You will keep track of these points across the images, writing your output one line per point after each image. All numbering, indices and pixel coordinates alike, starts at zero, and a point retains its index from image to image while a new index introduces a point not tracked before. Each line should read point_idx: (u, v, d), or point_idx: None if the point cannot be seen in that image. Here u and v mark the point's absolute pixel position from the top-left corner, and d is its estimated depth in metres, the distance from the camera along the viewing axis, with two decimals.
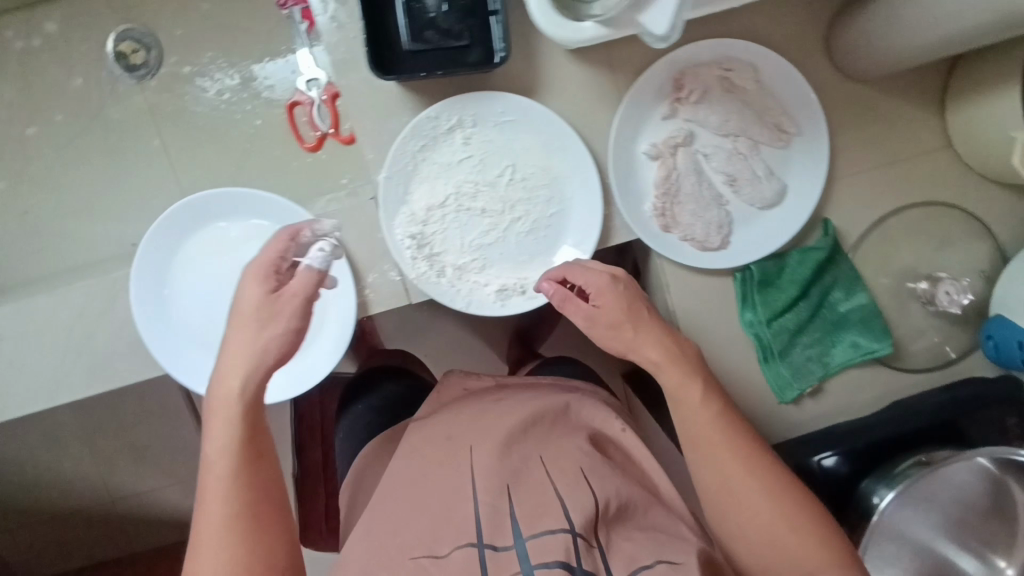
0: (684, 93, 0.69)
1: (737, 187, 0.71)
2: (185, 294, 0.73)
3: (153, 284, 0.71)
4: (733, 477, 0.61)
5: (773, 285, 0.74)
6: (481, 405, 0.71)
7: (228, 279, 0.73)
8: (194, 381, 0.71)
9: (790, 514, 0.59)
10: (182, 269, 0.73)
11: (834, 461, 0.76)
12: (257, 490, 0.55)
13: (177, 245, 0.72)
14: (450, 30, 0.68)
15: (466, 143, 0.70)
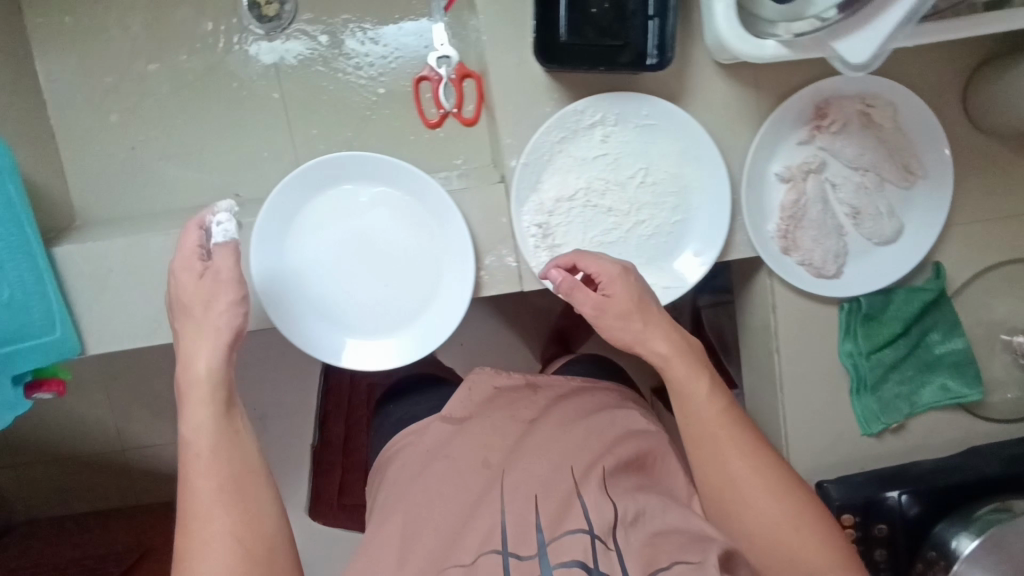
0: (825, 122, 0.70)
1: (858, 220, 0.73)
2: (303, 253, 0.72)
3: (274, 239, 0.71)
4: (747, 493, 0.61)
5: (877, 319, 0.76)
6: (506, 419, 0.70)
7: (347, 243, 0.73)
8: (301, 341, 0.71)
9: (802, 528, 0.59)
10: (303, 228, 0.72)
11: (909, 503, 0.75)
12: (234, 464, 0.58)
13: (300, 202, 0.72)
14: (607, 27, 0.68)
15: (604, 140, 0.70)
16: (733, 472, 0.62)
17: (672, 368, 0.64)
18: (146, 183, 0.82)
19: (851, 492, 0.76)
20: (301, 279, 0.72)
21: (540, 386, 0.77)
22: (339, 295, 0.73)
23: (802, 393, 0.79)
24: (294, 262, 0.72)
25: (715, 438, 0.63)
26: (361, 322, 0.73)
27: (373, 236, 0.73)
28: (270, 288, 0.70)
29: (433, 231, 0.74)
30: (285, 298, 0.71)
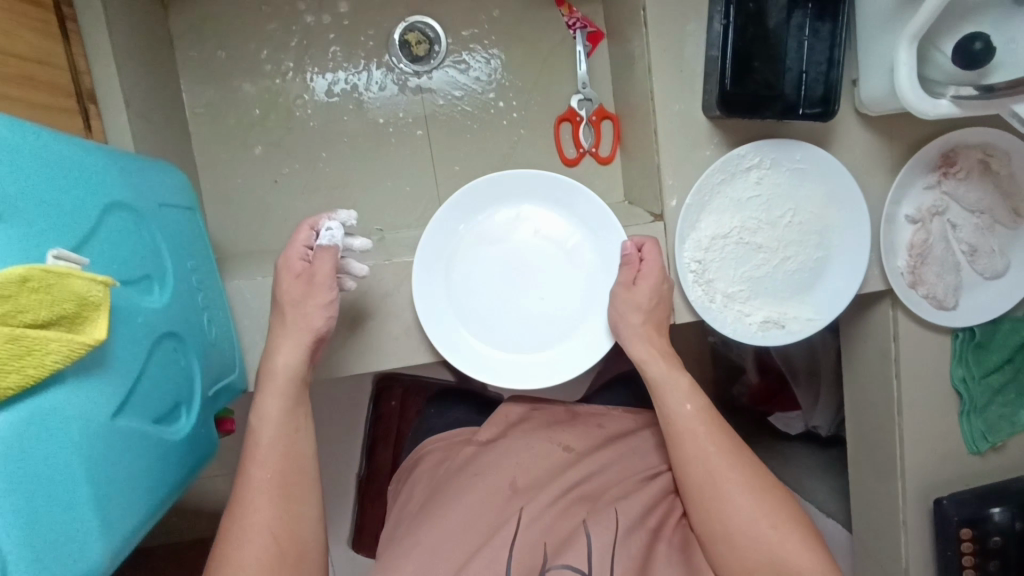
0: (951, 169, 0.78)
1: (973, 258, 0.80)
2: (460, 274, 0.75)
3: (433, 260, 0.73)
4: (729, 486, 0.63)
5: (984, 347, 0.83)
6: (541, 447, 0.77)
7: (500, 261, 0.76)
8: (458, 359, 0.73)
9: (777, 525, 0.61)
10: (460, 248, 0.75)
11: (1010, 518, 0.81)
12: (287, 459, 0.62)
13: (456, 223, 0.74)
14: (765, 81, 0.73)
15: (758, 182, 0.76)
16: (722, 500, 0.63)
17: (654, 364, 0.69)
18: (285, 215, 0.81)
19: (956, 507, 0.83)
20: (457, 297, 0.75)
21: (580, 416, 0.84)
22: (493, 312, 0.75)
23: (918, 415, 0.85)
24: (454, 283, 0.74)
25: (703, 461, 0.65)
26: (515, 340, 0.75)
27: (522, 254, 0.76)
28: (431, 312, 0.72)
29: (580, 245, 0.77)
30: (441, 321, 0.73)
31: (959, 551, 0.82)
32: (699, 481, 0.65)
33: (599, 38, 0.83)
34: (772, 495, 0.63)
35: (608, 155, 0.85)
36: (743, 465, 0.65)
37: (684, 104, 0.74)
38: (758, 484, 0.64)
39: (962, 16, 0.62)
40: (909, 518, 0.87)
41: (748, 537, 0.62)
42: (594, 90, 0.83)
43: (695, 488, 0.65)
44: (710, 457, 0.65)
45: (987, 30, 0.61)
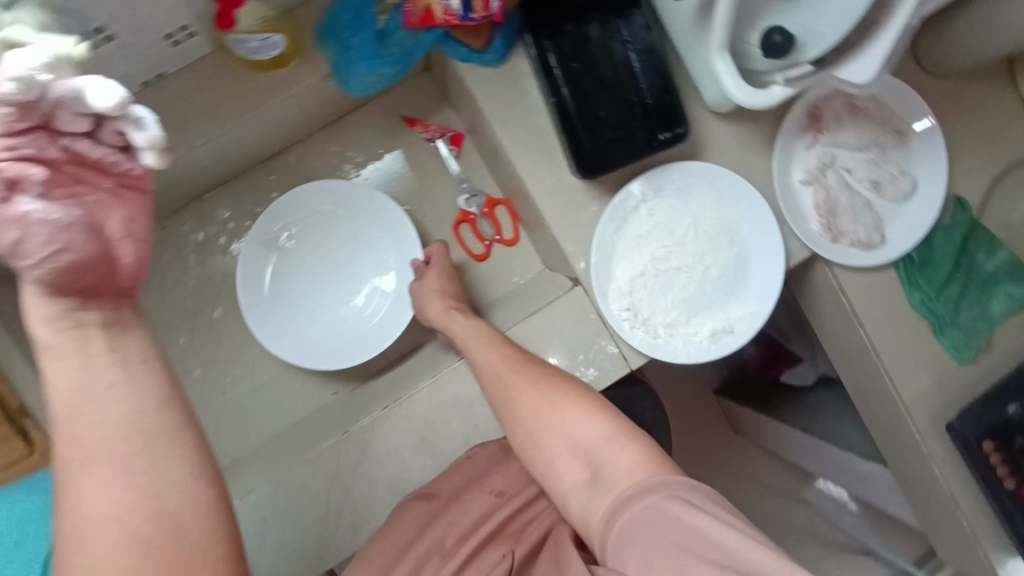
0: (820, 124, 0.80)
1: (880, 190, 0.81)
2: (276, 273, 0.84)
3: (249, 267, 0.83)
4: (519, 403, 0.63)
5: (929, 264, 0.85)
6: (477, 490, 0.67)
7: (309, 257, 0.86)
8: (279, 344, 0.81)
9: (558, 406, 0.61)
10: (272, 254, 0.84)
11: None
12: (112, 430, 0.43)
13: (262, 234, 0.83)
14: (618, 123, 0.76)
15: (650, 214, 0.78)
16: (525, 411, 0.62)
17: (456, 327, 0.74)
18: (248, 421, 0.84)
19: (972, 422, 0.83)
20: (276, 288, 0.84)
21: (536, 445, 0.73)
22: (309, 300, 0.86)
23: (896, 353, 0.85)
24: (278, 280, 0.85)
25: (501, 382, 0.65)
26: (331, 322, 0.85)
27: (326, 249, 0.87)
28: (254, 309, 0.82)
29: (375, 232, 0.86)
30: (261, 312, 0.82)
31: (990, 464, 0.82)
32: (506, 404, 0.64)
33: (462, 136, 0.86)
34: (563, 388, 0.63)
35: (513, 236, 0.87)
36: (539, 373, 0.64)
37: (553, 174, 0.76)
38: (550, 385, 0.63)
39: (752, 14, 0.66)
40: (931, 449, 0.87)
41: (554, 438, 0.60)
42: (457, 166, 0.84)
43: (504, 410, 0.64)
44: (508, 379, 0.65)
45: (779, 19, 0.65)
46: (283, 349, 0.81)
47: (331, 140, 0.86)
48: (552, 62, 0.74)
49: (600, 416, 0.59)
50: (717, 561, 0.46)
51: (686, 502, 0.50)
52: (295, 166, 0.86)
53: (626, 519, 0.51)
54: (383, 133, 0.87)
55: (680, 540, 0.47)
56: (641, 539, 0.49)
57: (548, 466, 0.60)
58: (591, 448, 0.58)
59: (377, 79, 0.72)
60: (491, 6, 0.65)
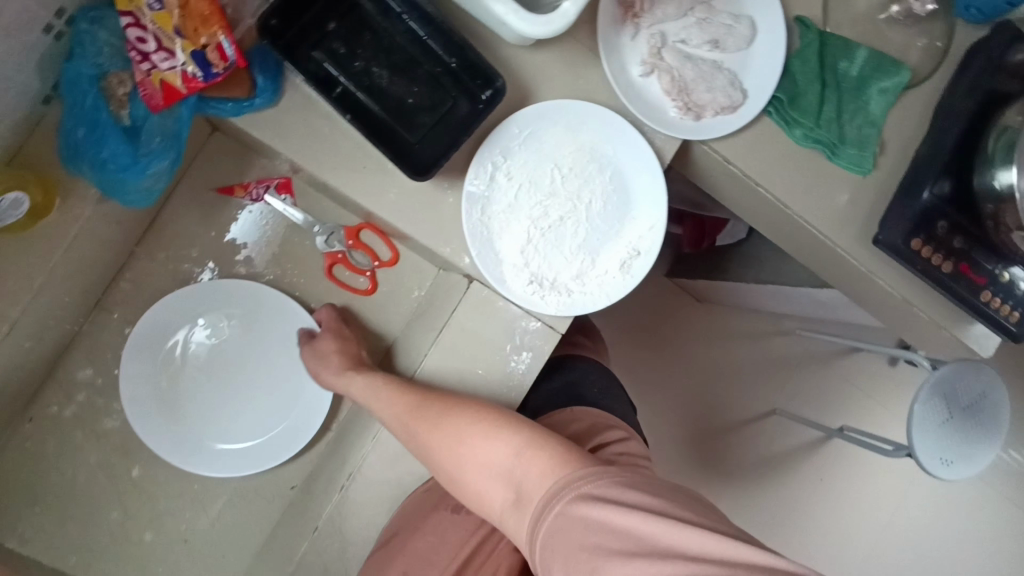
0: (636, 8, 0.73)
1: (721, 47, 0.76)
2: (170, 399, 0.76)
3: (140, 405, 0.74)
4: (434, 445, 0.65)
5: (799, 95, 0.80)
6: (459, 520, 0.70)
7: (199, 369, 0.78)
8: (208, 466, 0.75)
9: (465, 436, 0.63)
10: (157, 382, 0.76)
11: (940, 185, 0.81)
12: None
13: (140, 367, 0.75)
14: (433, 104, 0.69)
15: (510, 177, 0.72)
16: (444, 453, 0.64)
17: (355, 388, 0.73)
18: (224, 556, 0.79)
19: (900, 218, 0.81)
20: (178, 414, 0.76)
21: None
22: (218, 411, 0.78)
23: (802, 194, 0.83)
24: (171, 410, 0.76)
25: (410, 431, 0.67)
26: (252, 424, 0.78)
27: (214, 353, 0.78)
28: (166, 444, 0.74)
29: (258, 317, 0.79)
30: (173, 444, 0.75)
31: (924, 257, 0.81)
32: (425, 453, 0.66)
33: (289, 180, 0.78)
34: (467, 420, 0.64)
35: (391, 255, 0.80)
36: (443, 412, 0.66)
37: (393, 185, 0.69)
38: (453, 419, 0.65)
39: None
40: (869, 265, 0.86)
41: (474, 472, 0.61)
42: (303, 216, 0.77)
43: (426, 460, 0.65)
44: (418, 428, 0.66)
45: None
46: (215, 469, 0.76)
47: (158, 247, 0.78)
48: (334, 72, 0.66)
49: (505, 433, 0.61)
50: (625, 548, 0.48)
51: (591, 499, 0.51)
52: (134, 291, 0.77)
53: (547, 529, 0.52)
54: (209, 216, 0.79)
55: (590, 541, 0.48)
56: (560, 548, 0.50)
57: (478, 499, 0.61)
58: (507, 470, 0.59)
59: (155, 178, 0.62)
60: (228, 54, 0.56)
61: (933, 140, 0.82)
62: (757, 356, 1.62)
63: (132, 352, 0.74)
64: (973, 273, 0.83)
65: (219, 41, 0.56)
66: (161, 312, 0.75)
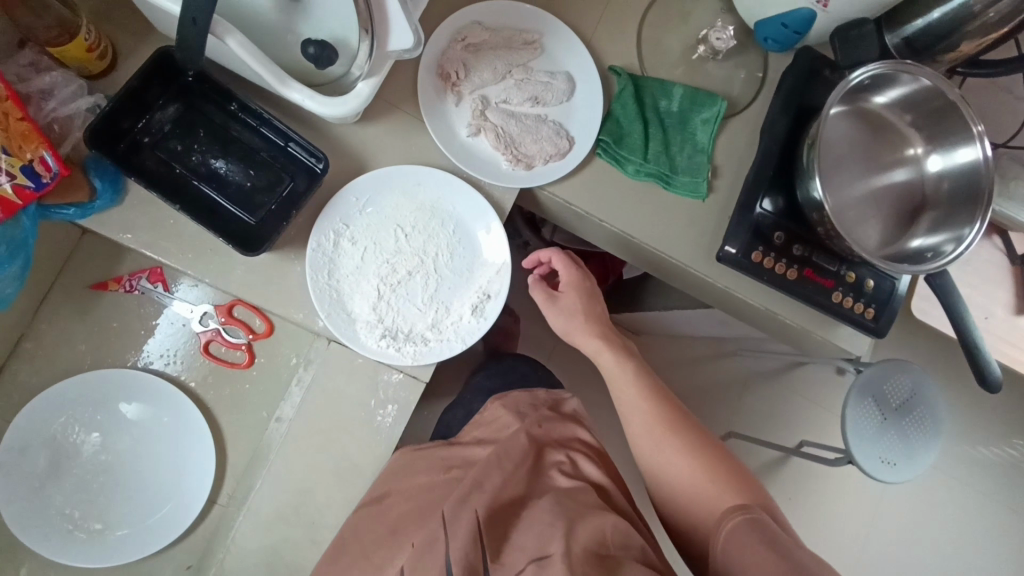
0: (453, 78, 0.81)
1: (543, 101, 0.84)
2: (49, 493, 0.79)
3: (21, 503, 0.78)
4: (655, 442, 0.73)
5: (625, 134, 0.86)
6: (411, 484, 0.75)
7: (77, 460, 0.81)
8: (92, 554, 0.78)
9: (685, 453, 0.71)
10: (35, 478, 0.79)
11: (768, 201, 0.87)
12: None
13: (18, 465, 0.78)
14: (270, 184, 0.75)
15: (354, 242, 0.78)
16: (661, 455, 0.72)
17: (604, 361, 0.81)
18: None
19: (739, 236, 0.87)
20: (57, 508, 0.79)
21: (460, 436, 0.82)
22: (99, 497, 0.80)
23: (646, 222, 0.87)
24: (63, 500, 0.79)
25: (643, 416, 0.75)
26: (135, 506, 0.81)
27: (90, 444, 0.81)
28: (48, 538, 0.77)
29: (131, 400, 0.83)
30: (57, 538, 0.78)
31: (768, 268, 0.86)
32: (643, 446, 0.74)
33: (161, 268, 0.84)
34: (711, 452, 0.70)
35: (265, 326, 0.84)
36: (681, 427, 0.73)
37: (239, 263, 0.75)
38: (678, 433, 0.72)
39: (280, 38, 0.65)
40: (724, 282, 0.90)
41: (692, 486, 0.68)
42: (184, 302, 0.85)
43: (644, 452, 0.74)
44: (643, 427, 0.75)
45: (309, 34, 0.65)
46: (100, 556, 0.78)
47: (37, 348, 0.83)
48: (174, 167, 0.73)
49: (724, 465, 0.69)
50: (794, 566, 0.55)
51: (786, 535, 0.60)
52: (14, 392, 0.82)
53: (735, 533, 0.60)
54: (86, 312, 0.84)
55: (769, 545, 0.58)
56: (750, 543, 0.59)
57: (680, 500, 0.69)
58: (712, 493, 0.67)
59: (5, 282, 0.67)
60: (52, 165, 0.64)
61: (761, 158, 0.87)
62: (700, 382, 1.64)
63: (9, 452, 0.78)
64: (819, 277, 0.87)
65: (43, 154, 0.63)
66: (35, 409, 0.79)
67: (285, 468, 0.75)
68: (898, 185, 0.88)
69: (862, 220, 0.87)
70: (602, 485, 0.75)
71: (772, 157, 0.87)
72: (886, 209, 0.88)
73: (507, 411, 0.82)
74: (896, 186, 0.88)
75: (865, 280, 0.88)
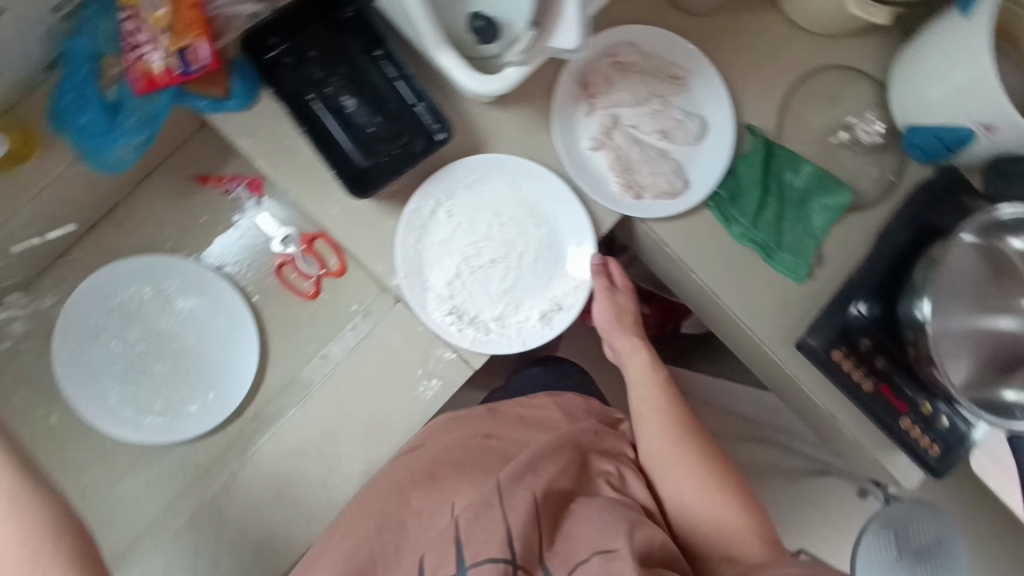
0: (592, 89, 0.81)
1: (671, 138, 0.83)
2: (98, 354, 0.83)
3: (73, 354, 0.82)
4: (682, 468, 0.72)
5: (742, 194, 0.85)
6: (454, 446, 0.71)
7: (132, 332, 0.85)
8: (117, 424, 0.81)
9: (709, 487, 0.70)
10: (91, 336, 0.83)
11: (865, 306, 0.83)
12: None
13: (81, 320, 0.83)
14: (391, 136, 0.76)
15: (450, 215, 0.78)
16: (687, 484, 0.71)
17: (634, 369, 0.83)
18: (112, 519, 0.82)
19: (825, 329, 0.84)
20: (101, 370, 0.83)
21: (501, 409, 0.78)
22: (140, 373, 0.84)
23: (734, 286, 0.85)
24: (112, 364, 0.83)
25: (670, 443, 0.75)
26: (168, 393, 0.84)
27: (149, 321, 0.85)
28: (84, 396, 0.81)
29: (196, 294, 0.86)
30: (92, 398, 0.81)
31: (845, 370, 0.83)
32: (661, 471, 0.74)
33: (260, 180, 0.88)
34: (733, 484, 0.71)
35: (339, 266, 0.87)
36: (710, 461, 0.73)
37: (339, 201, 0.76)
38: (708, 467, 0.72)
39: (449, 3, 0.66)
40: (798, 371, 0.86)
41: (714, 513, 0.69)
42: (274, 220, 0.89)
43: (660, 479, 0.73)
44: (669, 452, 0.74)
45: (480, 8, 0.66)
46: (122, 428, 0.81)
47: (130, 220, 0.87)
48: (309, 92, 0.75)
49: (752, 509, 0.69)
50: None
51: None
52: (98, 251, 0.86)
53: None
54: (183, 201, 0.88)
55: None
56: None
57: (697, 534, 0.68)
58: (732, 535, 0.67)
59: (127, 150, 0.73)
60: (203, 56, 0.67)
61: (872, 261, 0.84)
62: None
63: (76, 306, 0.82)
64: (893, 396, 0.83)
65: (199, 44, 0.67)
66: (110, 274, 0.83)
67: (317, 405, 0.77)
68: (1005, 335, 0.81)
69: (960, 360, 0.79)
70: (648, 507, 0.69)
71: (883, 263, 0.83)
72: (987, 357, 0.80)
73: (555, 409, 0.79)
74: (1004, 335, 0.81)
75: (940, 416, 0.84)
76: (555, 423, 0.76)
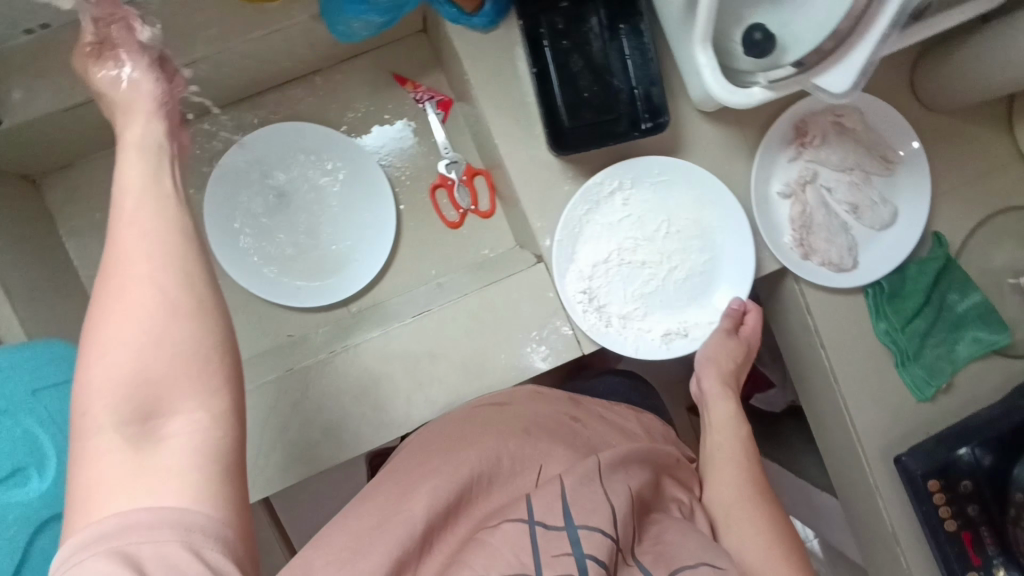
0: (806, 138, 0.80)
1: (859, 214, 0.81)
2: (245, 198, 0.85)
3: (224, 189, 0.84)
4: (755, 524, 0.70)
5: (900, 295, 0.83)
6: (539, 418, 0.71)
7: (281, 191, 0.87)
8: (238, 267, 0.84)
9: (778, 551, 0.69)
10: (246, 179, 0.85)
11: (980, 452, 0.79)
12: None
13: (243, 161, 0.85)
14: (600, 106, 0.76)
15: (623, 204, 0.78)
16: (756, 540, 0.69)
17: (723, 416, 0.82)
18: None
19: (926, 457, 0.80)
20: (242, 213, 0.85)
21: (584, 401, 0.78)
22: (274, 231, 0.86)
23: (856, 378, 0.83)
24: (253, 211, 0.86)
25: (747, 495, 0.73)
26: (291, 259, 0.86)
27: (299, 187, 0.87)
28: (220, 230, 0.84)
29: (351, 180, 0.88)
30: (226, 235, 0.84)
31: (935, 504, 0.79)
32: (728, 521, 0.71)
33: (450, 102, 0.88)
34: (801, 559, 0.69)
35: (488, 209, 0.88)
36: (783, 529, 0.71)
37: (530, 147, 0.76)
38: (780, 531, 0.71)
39: None
40: (880, 483, 0.84)
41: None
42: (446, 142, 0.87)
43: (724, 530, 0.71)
44: (744, 505, 0.72)
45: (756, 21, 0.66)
46: (241, 272, 0.84)
47: (323, 89, 0.89)
48: (543, 36, 0.75)
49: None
50: None
51: None
52: (282, 105, 0.89)
53: None
54: (376, 91, 0.89)
55: None
56: None
57: None
58: None
59: (363, 26, 0.75)
60: None
61: (1000, 412, 0.80)
62: None
63: (245, 146, 0.84)
64: (972, 549, 0.78)
65: None
66: (285, 130, 0.85)
67: (429, 326, 0.77)
68: None
69: None
70: None
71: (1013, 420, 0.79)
72: None
73: (638, 422, 0.78)
74: None
75: None
76: (637, 434, 0.75)
